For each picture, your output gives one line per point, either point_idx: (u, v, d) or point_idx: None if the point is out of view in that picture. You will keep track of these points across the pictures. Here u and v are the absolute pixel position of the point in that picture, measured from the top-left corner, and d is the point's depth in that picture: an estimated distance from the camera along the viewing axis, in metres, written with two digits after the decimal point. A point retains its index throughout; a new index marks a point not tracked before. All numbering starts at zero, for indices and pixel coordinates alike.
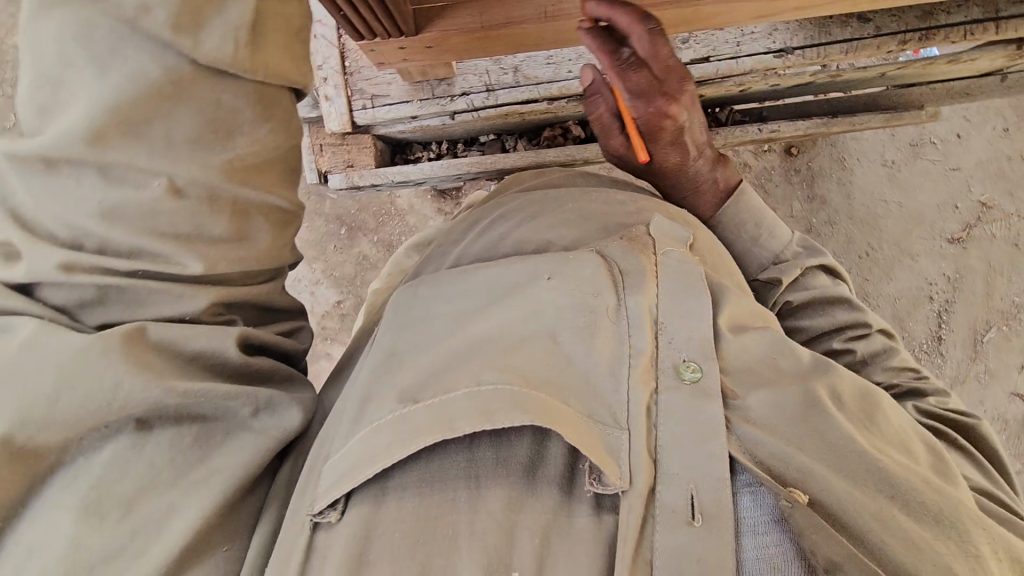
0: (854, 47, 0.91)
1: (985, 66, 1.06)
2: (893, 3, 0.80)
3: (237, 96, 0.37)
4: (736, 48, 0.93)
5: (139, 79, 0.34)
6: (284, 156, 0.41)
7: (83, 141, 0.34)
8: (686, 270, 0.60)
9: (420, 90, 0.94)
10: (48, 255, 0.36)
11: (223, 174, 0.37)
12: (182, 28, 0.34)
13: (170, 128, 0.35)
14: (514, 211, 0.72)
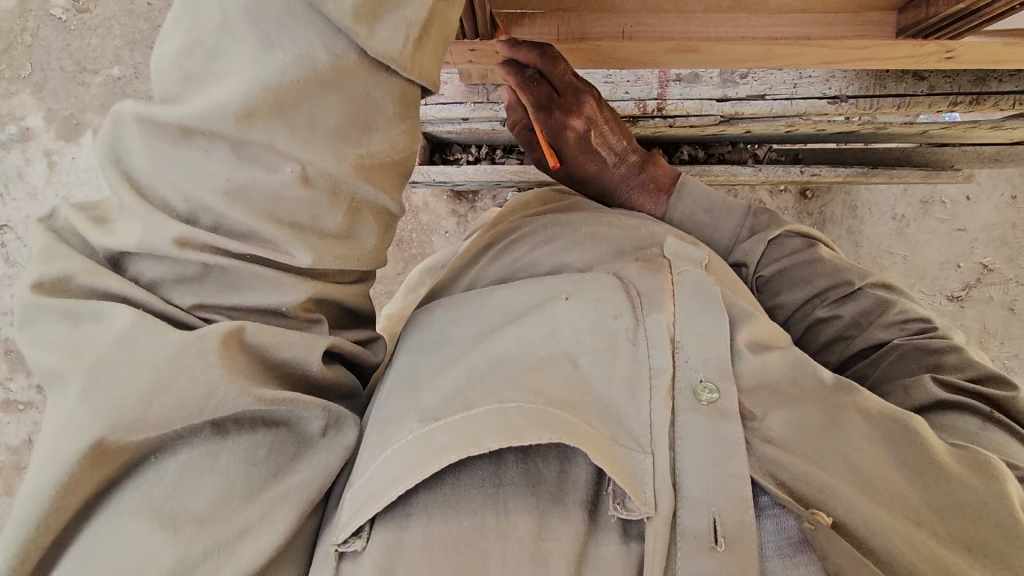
0: (905, 103, 0.92)
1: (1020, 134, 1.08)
2: (959, 65, 0.81)
3: (385, 93, 0.36)
4: (791, 90, 0.93)
5: (305, 62, 0.33)
6: (405, 159, 0.40)
7: (232, 116, 0.33)
8: (707, 294, 0.52)
9: (475, 93, 0.94)
10: (164, 227, 0.35)
11: (353, 169, 0.37)
12: (361, 16, 0.33)
13: (316, 114, 0.35)
14: (529, 235, 0.66)
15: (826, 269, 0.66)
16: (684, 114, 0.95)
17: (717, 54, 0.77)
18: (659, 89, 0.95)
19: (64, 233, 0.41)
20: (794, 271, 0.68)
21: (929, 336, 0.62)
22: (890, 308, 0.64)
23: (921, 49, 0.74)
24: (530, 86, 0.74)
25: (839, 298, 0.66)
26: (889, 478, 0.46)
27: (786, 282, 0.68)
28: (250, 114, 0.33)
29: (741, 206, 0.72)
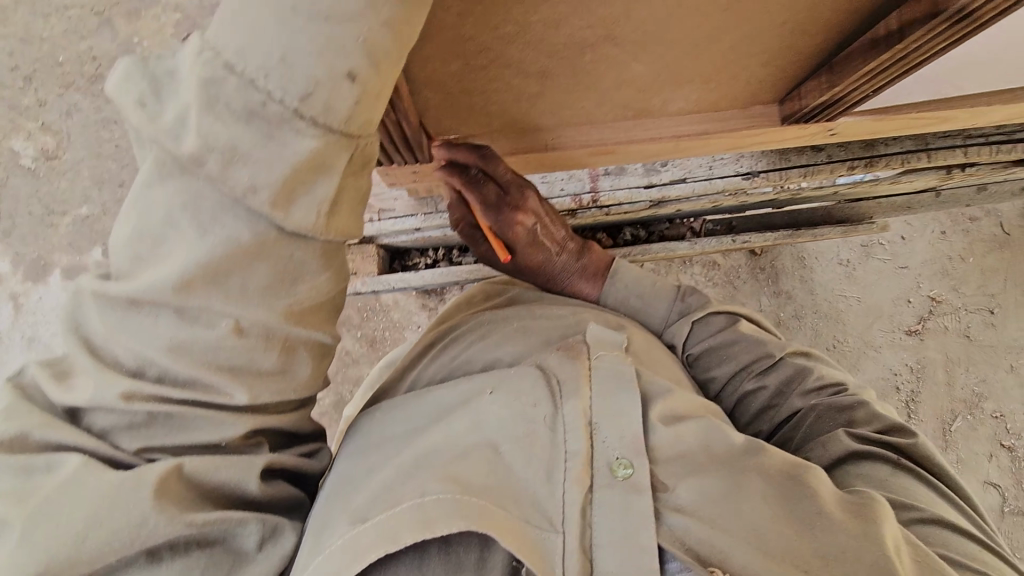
0: (810, 172, 1.02)
1: (922, 184, 1.19)
2: (850, 136, 0.91)
3: (306, 252, 0.40)
4: (709, 171, 1.03)
5: (232, 242, 0.37)
6: (335, 296, 0.44)
7: (172, 288, 0.37)
8: (619, 377, 0.55)
9: (423, 205, 1.00)
10: (112, 385, 0.39)
11: (282, 317, 0.40)
12: (277, 205, 0.37)
13: (247, 279, 0.39)
14: (465, 333, 0.71)
15: (748, 344, 0.72)
16: (617, 203, 1.03)
17: (631, 152, 0.86)
18: (591, 184, 1.02)
19: (29, 389, 0.43)
20: (718, 348, 0.73)
21: (841, 395, 0.66)
22: (808, 375, 0.69)
23: (805, 130, 0.85)
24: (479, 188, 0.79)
25: (762, 370, 0.71)
26: (779, 531, 0.47)
27: (714, 358, 0.73)
28: (188, 284, 0.37)
29: (669, 289, 0.79)
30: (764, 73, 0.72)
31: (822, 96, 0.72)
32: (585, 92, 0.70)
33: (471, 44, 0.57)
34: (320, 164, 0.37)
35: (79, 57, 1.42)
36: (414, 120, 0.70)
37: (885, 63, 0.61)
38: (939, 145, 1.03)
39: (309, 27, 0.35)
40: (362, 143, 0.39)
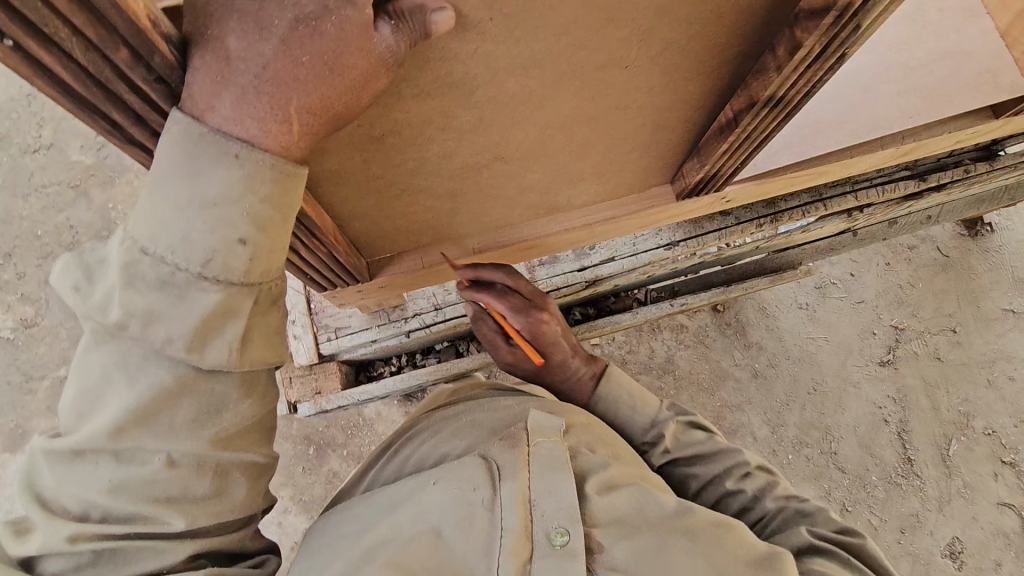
0: (724, 234, 1.12)
1: (837, 228, 1.29)
2: (744, 200, 1.02)
3: (226, 384, 0.51)
4: (633, 248, 1.12)
5: (153, 392, 0.48)
6: (257, 425, 0.55)
7: (109, 438, 0.48)
8: (555, 459, 0.65)
9: (377, 317, 1.05)
10: (62, 529, 0.49)
11: (208, 445, 0.51)
12: (192, 348, 0.48)
13: (173, 417, 0.49)
14: (420, 431, 0.78)
15: (726, 452, 0.86)
16: (556, 288, 1.11)
17: (553, 243, 0.95)
18: (529, 275, 1.10)
19: None
20: (701, 453, 0.87)
21: (804, 503, 0.79)
22: (776, 485, 0.82)
23: (701, 203, 0.95)
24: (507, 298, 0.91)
25: (739, 476, 0.84)
26: None
27: (697, 461, 0.87)
28: (123, 430, 0.48)
29: (656, 403, 0.94)
30: (648, 163, 0.82)
31: (702, 172, 0.82)
32: (495, 202, 0.79)
33: (380, 181, 0.65)
34: (224, 312, 0.48)
35: (57, 228, 1.55)
36: (347, 246, 0.77)
37: (737, 139, 0.72)
38: (832, 194, 1.15)
39: (202, 210, 0.44)
40: (262, 287, 0.50)
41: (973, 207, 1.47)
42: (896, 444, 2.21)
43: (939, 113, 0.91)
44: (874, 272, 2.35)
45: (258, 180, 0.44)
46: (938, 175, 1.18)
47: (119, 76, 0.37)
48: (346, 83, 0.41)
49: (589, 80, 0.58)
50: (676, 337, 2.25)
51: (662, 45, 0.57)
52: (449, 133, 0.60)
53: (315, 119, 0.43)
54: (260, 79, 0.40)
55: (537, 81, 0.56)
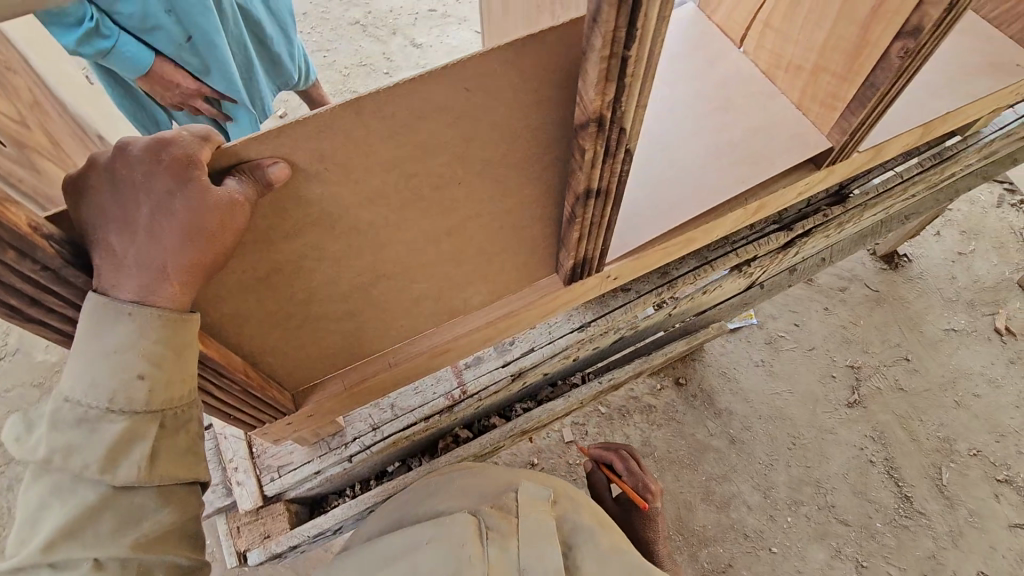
0: (629, 308, 1.23)
1: (740, 284, 1.41)
2: (633, 275, 1.15)
3: (144, 497, 0.61)
4: (549, 335, 1.21)
5: (78, 506, 0.58)
6: (180, 527, 0.65)
7: (41, 551, 0.58)
8: (542, 529, 0.84)
9: (317, 448, 1.10)
10: None
11: (129, 549, 0.60)
12: (105, 469, 0.58)
13: (97, 527, 0.59)
14: (413, 495, 1.00)
15: None
16: (484, 387, 1.17)
17: (465, 347, 1.04)
18: (457, 379, 1.17)
19: None
20: None
21: None
22: None
23: (589, 284, 1.07)
24: (623, 459, 1.42)
25: None
26: None
27: None
28: (56, 543, 0.58)
29: None
30: (525, 258, 0.94)
31: (573, 259, 0.93)
32: (395, 313, 0.88)
33: (277, 314, 0.74)
34: (131, 437, 0.58)
35: None
36: (266, 376, 0.84)
37: (585, 225, 0.85)
38: (716, 256, 1.28)
39: (107, 359, 0.55)
40: (168, 414, 0.60)
41: (856, 244, 1.64)
42: (889, 484, 2.18)
43: (765, 170, 1.09)
44: (815, 318, 2.46)
45: (150, 329, 0.55)
46: (802, 223, 1.33)
47: (11, 269, 0.46)
48: (206, 237, 0.52)
49: (433, 201, 0.70)
50: (646, 418, 2.28)
51: (484, 166, 0.69)
52: (323, 260, 0.69)
53: (190, 271, 0.54)
54: (139, 256, 0.52)
55: (387, 210, 0.67)
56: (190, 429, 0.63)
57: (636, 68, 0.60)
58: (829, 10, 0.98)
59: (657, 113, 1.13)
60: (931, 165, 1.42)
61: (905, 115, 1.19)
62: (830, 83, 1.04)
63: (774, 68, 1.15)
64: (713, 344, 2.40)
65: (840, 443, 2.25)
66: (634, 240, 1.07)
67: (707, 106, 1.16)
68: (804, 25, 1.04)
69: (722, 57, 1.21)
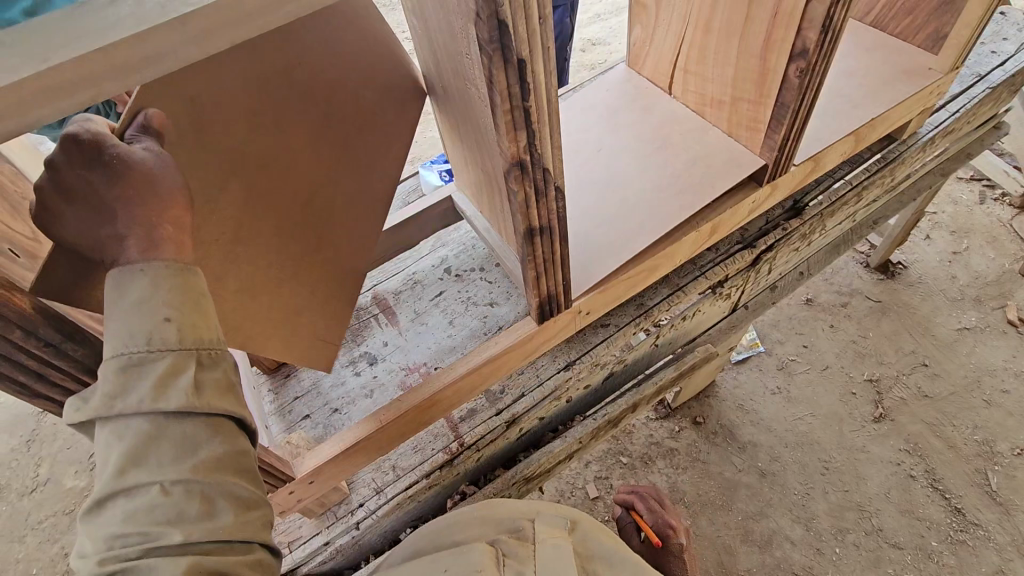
0: (609, 342, 1.27)
1: (719, 307, 1.46)
2: (605, 308, 1.20)
3: (197, 427, 0.60)
4: (536, 377, 1.24)
5: (138, 436, 0.58)
6: (239, 462, 0.63)
7: (112, 481, 0.57)
8: (560, 552, 0.90)
9: (325, 518, 1.14)
10: (85, 563, 0.55)
11: (190, 473, 0.58)
12: (156, 395, 0.58)
13: (158, 455, 0.58)
14: (434, 526, 1.02)
15: None
16: (480, 437, 1.19)
17: (454, 395, 1.09)
18: (453, 433, 1.20)
19: None
20: None
21: None
22: None
23: (560, 320, 1.12)
24: (646, 499, 1.47)
25: None
26: None
27: None
28: (125, 471, 0.57)
29: None
30: None
31: (536, 297, 1.01)
32: (344, 263, 0.98)
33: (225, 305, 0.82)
34: (174, 370, 0.60)
35: None
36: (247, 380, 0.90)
37: (538, 263, 0.93)
38: (686, 282, 1.33)
39: (135, 308, 0.58)
40: (203, 351, 0.63)
41: (833, 255, 1.69)
42: (936, 498, 2.09)
43: (710, 194, 1.18)
44: (823, 336, 2.45)
45: (164, 278, 0.60)
46: (763, 239, 1.39)
47: (18, 346, 0.55)
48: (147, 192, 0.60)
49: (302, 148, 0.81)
50: (670, 462, 2.23)
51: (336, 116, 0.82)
52: (249, 230, 0.81)
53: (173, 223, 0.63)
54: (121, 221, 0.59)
55: (274, 163, 0.80)
56: (229, 374, 0.65)
57: (540, 116, 0.70)
58: (731, 49, 1.11)
59: (604, 159, 1.25)
60: (878, 168, 1.49)
61: (833, 128, 1.28)
62: (749, 109, 1.15)
63: (702, 106, 1.28)
64: (724, 378, 2.39)
65: (875, 459, 2.17)
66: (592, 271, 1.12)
67: (647, 146, 1.27)
68: (715, 66, 1.17)
69: (655, 104, 1.34)
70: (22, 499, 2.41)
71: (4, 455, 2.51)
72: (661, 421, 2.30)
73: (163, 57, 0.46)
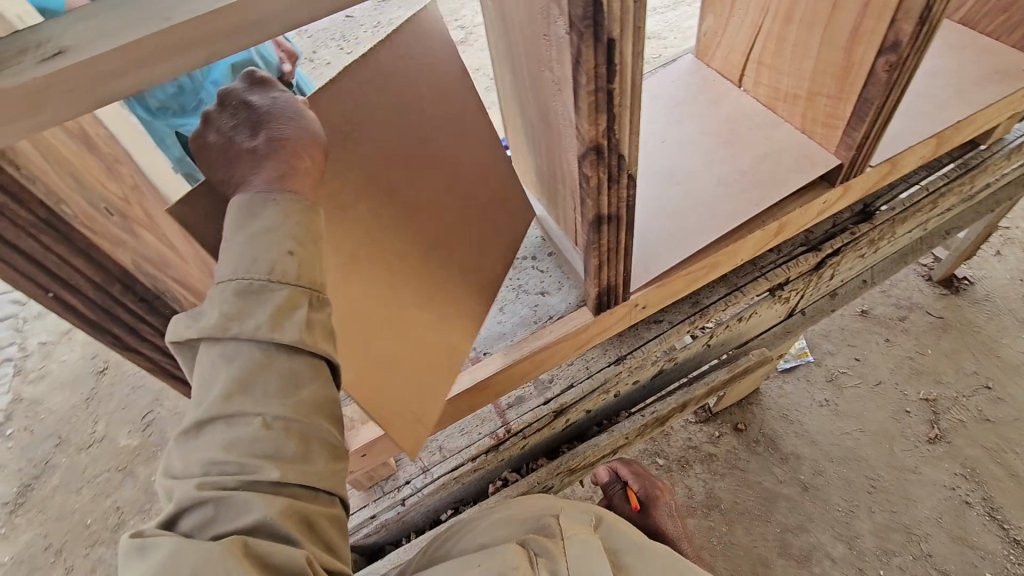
0: (662, 338, 1.25)
1: (778, 310, 1.42)
2: (664, 303, 1.18)
3: (300, 366, 0.62)
4: (587, 368, 1.23)
5: (247, 364, 0.59)
6: (331, 403, 0.64)
7: (218, 404, 0.58)
8: (591, 546, 0.91)
9: (372, 493, 1.18)
10: (188, 485, 0.57)
11: (291, 412, 0.60)
12: (269, 329, 0.59)
13: (264, 385, 0.59)
14: (465, 525, 1.00)
15: None
16: (527, 425, 1.19)
17: (504, 381, 1.08)
18: (501, 419, 1.20)
19: None
20: None
21: None
22: None
23: (616, 312, 1.11)
24: (627, 467, 1.51)
25: None
26: None
27: None
28: (231, 396, 0.58)
29: None
30: None
31: (596, 287, 0.99)
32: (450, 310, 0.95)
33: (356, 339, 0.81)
34: (290, 304, 0.61)
35: None
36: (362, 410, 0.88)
37: (602, 252, 0.92)
38: (746, 282, 1.30)
39: (259, 237, 0.60)
40: (315, 293, 0.63)
41: (900, 263, 1.62)
42: (992, 528, 1.99)
43: (779, 192, 1.14)
44: (877, 351, 2.35)
45: (293, 211, 0.61)
46: (829, 242, 1.34)
47: (117, 301, 0.61)
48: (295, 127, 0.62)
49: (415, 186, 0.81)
50: (708, 468, 2.18)
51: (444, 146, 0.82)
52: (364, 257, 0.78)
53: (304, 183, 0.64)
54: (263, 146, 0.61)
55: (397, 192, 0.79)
56: None
57: (622, 99, 0.69)
58: (813, 41, 1.07)
59: (668, 151, 1.23)
60: (956, 175, 1.42)
61: (915, 129, 1.22)
62: (827, 104, 1.11)
63: (775, 100, 1.24)
64: (769, 387, 2.32)
65: (927, 483, 2.07)
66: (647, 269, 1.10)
67: (714, 139, 1.24)
68: (793, 58, 1.13)
69: (724, 98, 1.30)
70: (80, 453, 2.55)
71: (65, 411, 2.66)
72: (700, 425, 2.24)
73: (271, 21, 0.46)
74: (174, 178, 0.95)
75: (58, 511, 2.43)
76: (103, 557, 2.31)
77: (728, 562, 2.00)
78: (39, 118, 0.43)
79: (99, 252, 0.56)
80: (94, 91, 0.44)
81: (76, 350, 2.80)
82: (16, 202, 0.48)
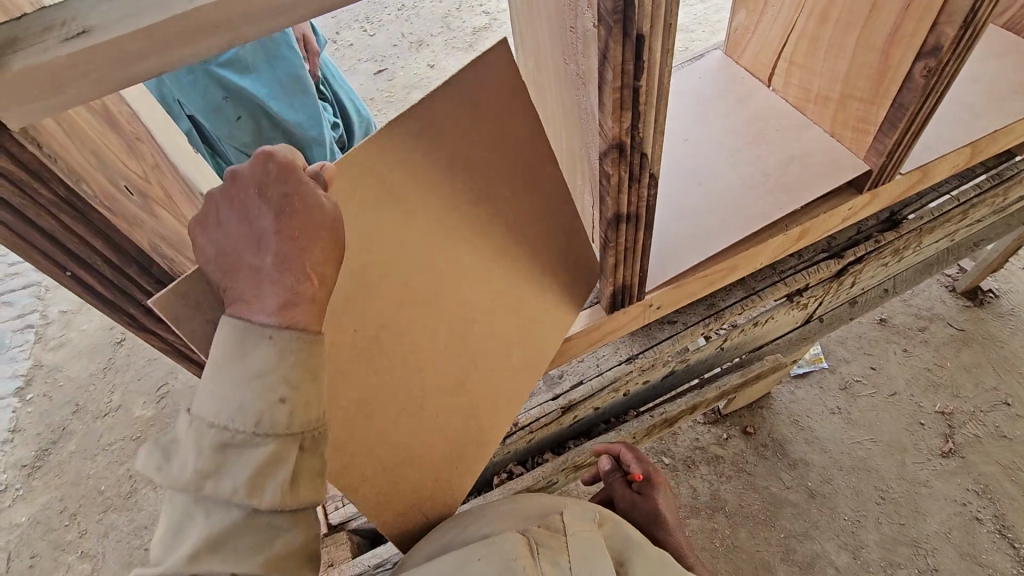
0: (675, 340, 1.23)
1: (794, 316, 1.40)
2: (679, 304, 1.16)
3: (277, 518, 0.67)
4: (597, 366, 1.22)
5: (218, 523, 0.64)
6: (308, 541, 0.70)
7: (184, 563, 0.62)
8: (595, 545, 0.89)
9: None
10: None
11: (262, 567, 0.65)
12: (251, 493, 0.64)
13: (237, 545, 0.64)
14: (465, 519, 0.99)
15: None
16: (534, 420, 1.19)
17: None
18: None
19: None
20: None
21: None
22: None
23: (630, 312, 1.09)
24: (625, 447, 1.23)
25: None
26: None
27: None
28: (198, 557, 0.63)
29: None
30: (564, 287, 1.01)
31: (611, 285, 0.98)
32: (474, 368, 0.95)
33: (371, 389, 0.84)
34: (274, 461, 0.64)
35: None
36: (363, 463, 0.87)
37: (619, 251, 0.90)
38: (763, 286, 1.27)
39: (254, 382, 0.63)
40: (307, 435, 0.67)
41: (923, 274, 1.59)
42: (1004, 546, 1.95)
43: (804, 197, 1.11)
44: (894, 361, 2.31)
45: (288, 351, 0.63)
46: (852, 249, 1.31)
47: (134, 282, 0.62)
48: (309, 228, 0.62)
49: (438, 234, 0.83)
50: (714, 469, 2.16)
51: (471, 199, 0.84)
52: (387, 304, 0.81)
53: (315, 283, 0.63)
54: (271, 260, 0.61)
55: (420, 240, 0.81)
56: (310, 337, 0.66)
57: (649, 97, 0.67)
58: (848, 42, 1.03)
59: (691, 150, 1.20)
60: (989, 186, 1.38)
61: (949, 136, 1.18)
62: (859, 108, 1.07)
63: (804, 101, 1.21)
64: (781, 392, 2.29)
65: (938, 497, 2.04)
66: (662, 269, 1.09)
67: (740, 140, 1.21)
68: (826, 59, 1.10)
69: (752, 97, 1.28)
70: (96, 421, 2.61)
71: (82, 379, 2.72)
72: (708, 427, 2.23)
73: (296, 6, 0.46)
74: (197, 162, 0.96)
75: (73, 476, 2.49)
76: (115, 523, 2.37)
77: (729, 564, 2.00)
78: (66, 96, 0.43)
79: (115, 231, 0.56)
80: (118, 72, 0.43)
81: (95, 320, 2.85)
82: (37, 180, 0.48)
